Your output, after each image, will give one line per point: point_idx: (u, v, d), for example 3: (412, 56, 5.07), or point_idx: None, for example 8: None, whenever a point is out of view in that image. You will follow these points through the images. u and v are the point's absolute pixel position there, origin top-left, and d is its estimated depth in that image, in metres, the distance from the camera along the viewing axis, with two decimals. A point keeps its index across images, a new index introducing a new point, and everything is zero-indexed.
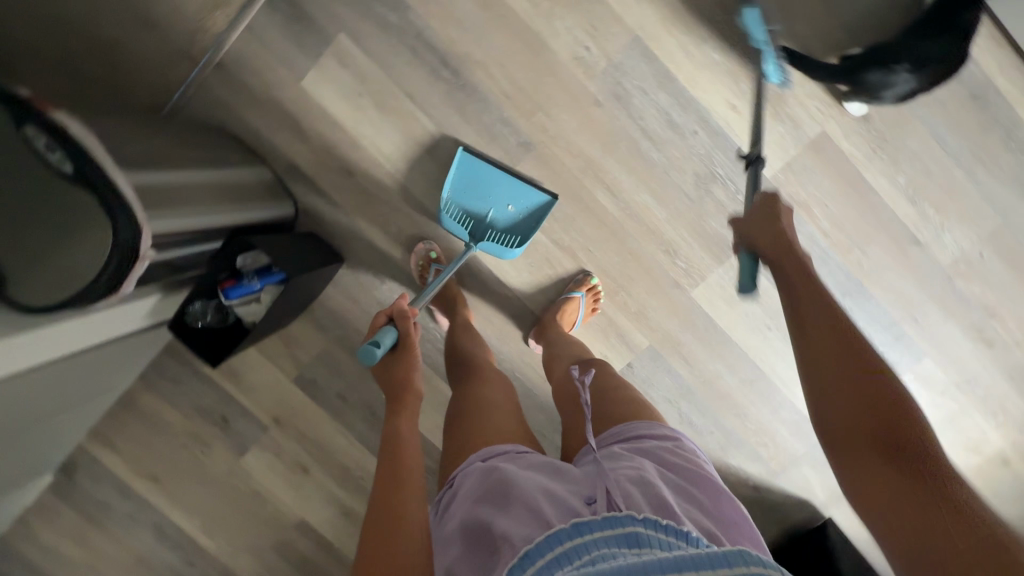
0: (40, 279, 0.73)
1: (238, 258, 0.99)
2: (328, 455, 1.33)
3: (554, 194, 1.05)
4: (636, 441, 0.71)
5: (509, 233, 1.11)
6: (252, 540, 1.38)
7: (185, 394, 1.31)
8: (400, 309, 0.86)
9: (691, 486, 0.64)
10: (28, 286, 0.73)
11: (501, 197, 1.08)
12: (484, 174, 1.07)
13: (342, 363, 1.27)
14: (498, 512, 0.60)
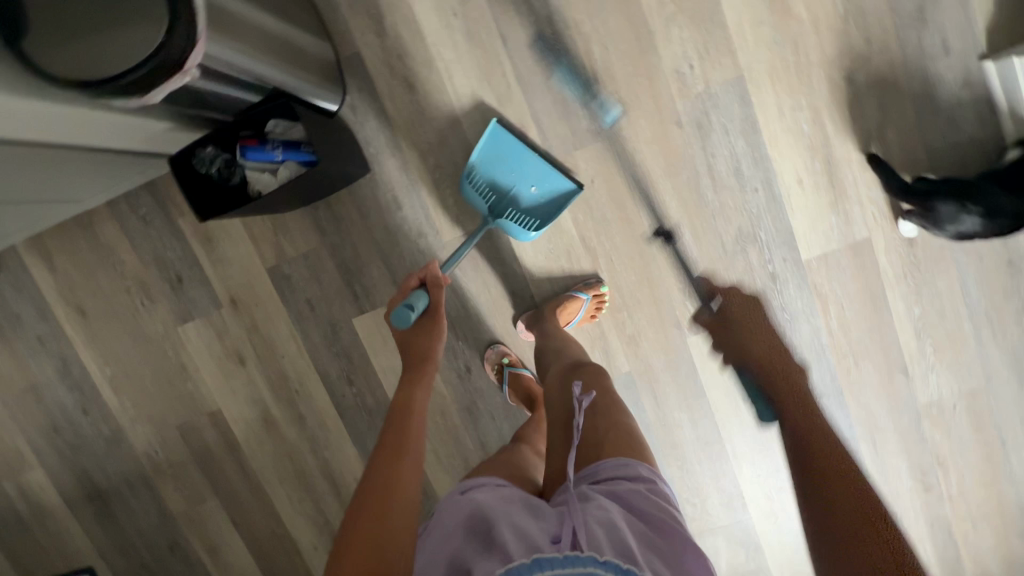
0: (59, 47, 0.63)
1: (270, 121, 0.92)
2: (270, 357, 1.25)
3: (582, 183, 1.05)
4: (605, 481, 0.68)
5: (528, 215, 1.08)
6: (159, 409, 1.30)
7: (149, 239, 1.20)
8: (435, 275, 0.86)
9: (659, 534, 0.61)
10: (40, 47, 0.63)
11: (527, 175, 1.06)
12: (514, 151, 1.06)
13: (323, 271, 1.19)
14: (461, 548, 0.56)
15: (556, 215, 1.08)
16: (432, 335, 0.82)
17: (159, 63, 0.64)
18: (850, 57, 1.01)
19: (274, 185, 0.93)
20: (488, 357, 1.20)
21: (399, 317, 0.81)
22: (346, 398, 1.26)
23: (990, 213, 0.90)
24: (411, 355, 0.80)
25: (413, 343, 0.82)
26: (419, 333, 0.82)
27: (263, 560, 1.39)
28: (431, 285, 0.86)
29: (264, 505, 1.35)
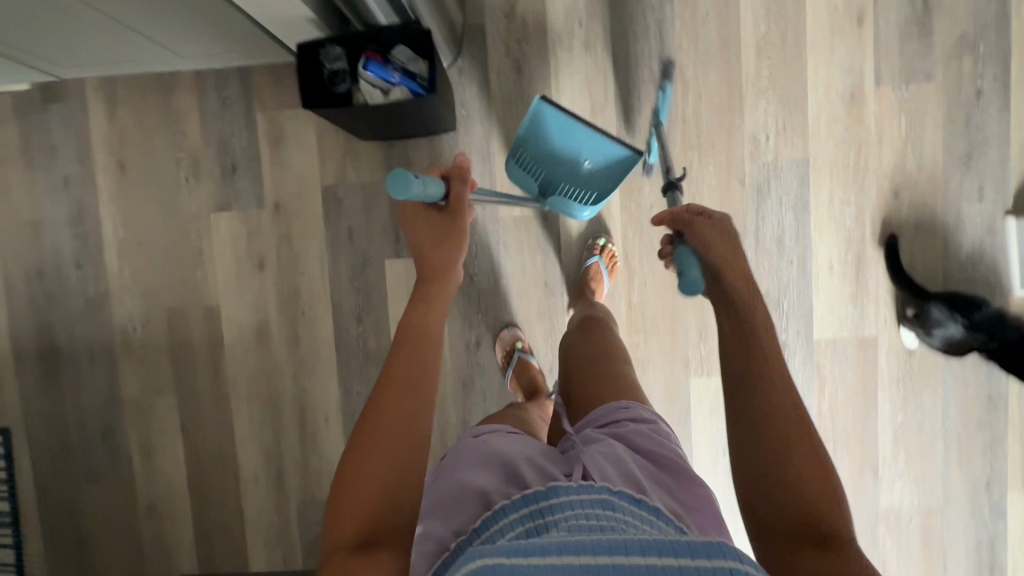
0: None
1: (399, 45, 0.97)
2: (290, 271, 1.24)
3: (638, 155, 1.02)
4: (611, 420, 0.73)
5: (579, 190, 1.09)
6: (157, 287, 1.26)
7: (220, 121, 1.21)
8: (461, 169, 0.74)
9: (664, 470, 0.65)
10: None
11: (581, 150, 1.05)
12: (568, 126, 1.02)
13: (375, 205, 1.21)
14: (484, 478, 0.61)
15: (609, 188, 1.08)
16: (450, 254, 0.75)
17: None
18: (901, 174, 1.13)
19: (381, 102, 0.97)
20: (500, 338, 1.22)
21: (396, 184, 0.64)
22: (349, 335, 1.24)
23: (972, 324, 1.05)
24: (428, 268, 0.75)
25: (430, 256, 0.75)
26: (435, 246, 0.75)
27: (197, 477, 1.31)
28: (454, 179, 0.75)
29: (222, 418, 1.29)
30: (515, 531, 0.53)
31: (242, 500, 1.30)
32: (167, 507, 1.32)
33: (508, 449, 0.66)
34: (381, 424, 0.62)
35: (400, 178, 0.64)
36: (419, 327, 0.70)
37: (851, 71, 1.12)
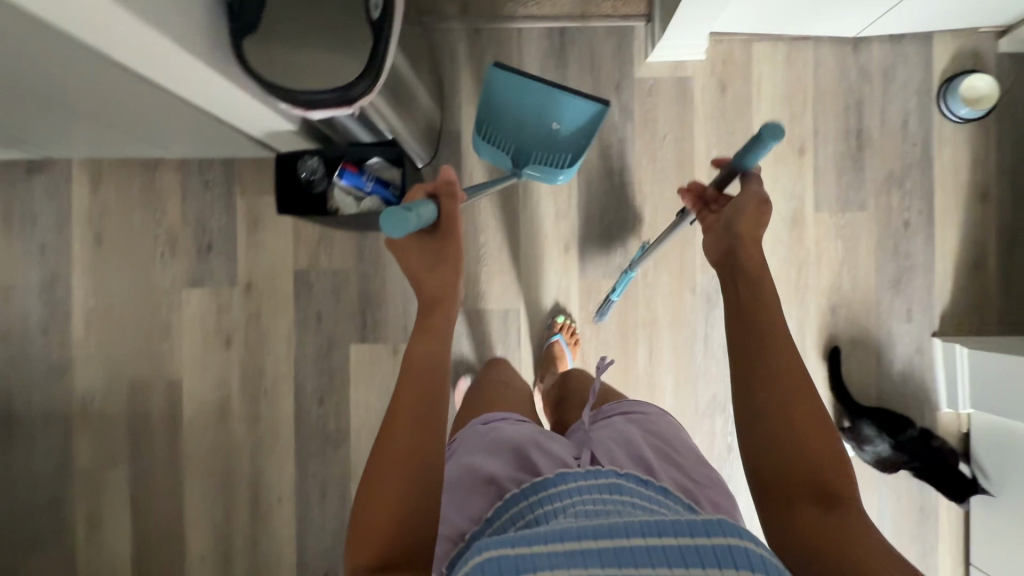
0: (273, 59, 0.74)
1: (373, 157, 1.04)
2: (257, 349, 1.26)
3: (601, 101, 1.05)
4: (627, 414, 0.81)
5: (560, 156, 1.16)
6: (122, 358, 1.27)
7: (202, 203, 1.26)
8: (449, 185, 0.71)
9: (670, 454, 0.74)
10: (254, 53, 0.73)
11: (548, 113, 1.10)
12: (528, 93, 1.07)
13: (345, 292, 1.25)
14: (501, 467, 0.67)
15: (584, 143, 1.12)
16: (447, 277, 0.70)
17: (362, 83, 0.73)
18: (838, 293, 1.22)
19: (355, 210, 1.03)
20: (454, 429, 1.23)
21: (390, 221, 0.63)
22: (309, 416, 1.26)
23: (898, 444, 1.12)
24: (424, 296, 0.70)
25: (426, 284, 0.70)
26: (427, 274, 0.70)
27: (143, 553, 1.28)
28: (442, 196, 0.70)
29: (174, 494, 1.28)
30: (526, 516, 0.58)
31: None
32: None
33: (520, 440, 0.71)
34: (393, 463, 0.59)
35: (391, 217, 0.63)
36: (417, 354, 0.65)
37: (794, 197, 1.22)
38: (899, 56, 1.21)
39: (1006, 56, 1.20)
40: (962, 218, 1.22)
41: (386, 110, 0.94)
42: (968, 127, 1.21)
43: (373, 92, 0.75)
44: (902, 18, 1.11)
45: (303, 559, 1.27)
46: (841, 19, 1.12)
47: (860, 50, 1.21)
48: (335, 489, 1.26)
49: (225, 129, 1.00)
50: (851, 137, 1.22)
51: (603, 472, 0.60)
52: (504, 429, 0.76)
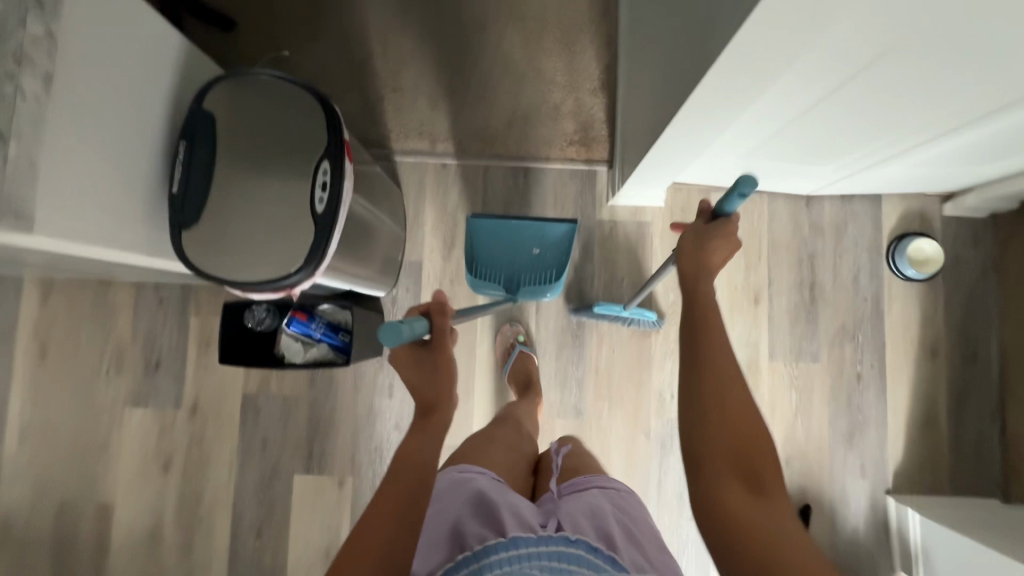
0: (218, 247, 0.76)
1: (325, 304, 1.03)
2: (196, 475, 1.22)
3: (570, 220, 1.15)
4: (604, 484, 0.77)
5: (549, 274, 1.19)
6: (52, 479, 1.21)
7: (154, 320, 1.24)
8: (440, 301, 0.69)
9: (635, 530, 0.70)
10: (199, 242, 0.76)
11: (527, 242, 1.20)
12: (504, 227, 1.19)
13: (293, 419, 1.22)
14: (469, 517, 0.64)
15: (566, 258, 1.18)
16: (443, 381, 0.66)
17: (308, 263, 0.76)
18: (791, 443, 1.22)
19: (302, 357, 1.01)
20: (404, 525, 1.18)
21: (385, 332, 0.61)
22: (244, 548, 1.20)
23: None
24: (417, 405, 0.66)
25: (422, 391, 0.66)
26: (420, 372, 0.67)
27: None
28: (435, 314, 0.69)
29: None
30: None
31: None
32: None
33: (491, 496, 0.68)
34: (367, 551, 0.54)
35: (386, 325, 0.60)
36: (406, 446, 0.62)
37: (748, 345, 1.23)
38: (850, 213, 1.25)
39: (951, 220, 1.25)
40: (914, 374, 1.23)
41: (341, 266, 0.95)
42: (916, 285, 1.24)
43: (316, 273, 0.78)
44: (849, 187, 1.16)
45: None
46: (791, 183, 1.17)
47: (813, 206, 1.25)
48: None
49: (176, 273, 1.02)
50: (805, 288, 1.24)
51: (556, 540, 0.59)
52: (476, 478, 0.72)
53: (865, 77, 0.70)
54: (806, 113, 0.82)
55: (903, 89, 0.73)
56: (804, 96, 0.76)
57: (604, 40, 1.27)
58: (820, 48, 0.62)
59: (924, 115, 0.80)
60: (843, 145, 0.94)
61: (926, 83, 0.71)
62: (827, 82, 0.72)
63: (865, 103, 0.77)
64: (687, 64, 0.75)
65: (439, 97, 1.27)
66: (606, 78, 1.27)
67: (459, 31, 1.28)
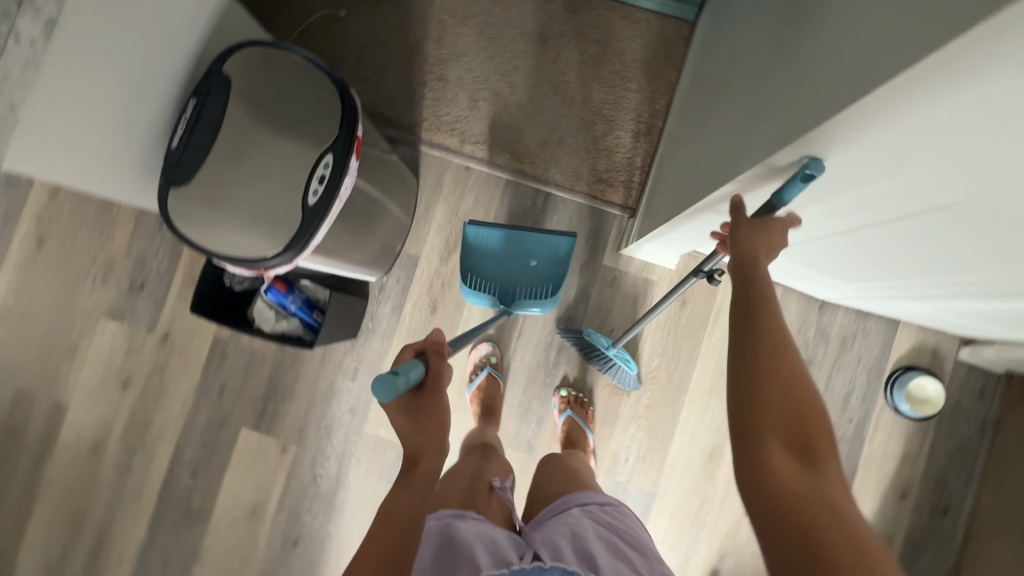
0: (203, 214, 0.76)
1: (306, 280, 1.03)
2: (151, 401, 1.25)
3: (571, 236, 1.08)
4: (586, 504, 0.75)
5: (542, 287, 1.14)
6: (18, 365, 1.25)
7: (148, 243, 1.25)
8: (436, 342, 0.65)
9: (623, 541, 0.68)
10: (185, 205, 0.76)
11: (524, 253, 1.12)
12: (503, 236, 1.10)
13: (255, 375, 1.23)
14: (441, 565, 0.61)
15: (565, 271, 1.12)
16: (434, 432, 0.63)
17: (290, 249, 0.76)
18: (731, 540, 1.19)
19: (271, 326, 1.02)
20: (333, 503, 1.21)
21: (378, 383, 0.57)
22: (179, 483, 1.24)
23: None
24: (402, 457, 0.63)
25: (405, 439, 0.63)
26: (410, 422, 0.63)
27: None
28: (430, 354, 0.65)
29: (20, 515, 1.24)
30: None
31: None
32: None
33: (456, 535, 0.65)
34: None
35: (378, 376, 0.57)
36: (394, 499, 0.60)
37: (717, 432, 1.20)
38: (861, 330, 1.19)
39: (964, 365, 1.18)
40: (876, 509, 1.18)
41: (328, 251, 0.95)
42: (907, 421, 1.19)
43: (294, 260, 0.78)
44: (861, 306, 1.11)
45: None
46: (804, 286, 1.12)
47: (825, 311, 1.20)
48: (177, 565, 1.23)
49: None
50: None
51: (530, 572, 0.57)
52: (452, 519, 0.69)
53: (896, 226, 0.66)
54: (829, 236, 0.78)
55: (931, 249, 0.68)
56: (831, 221, 0.72)
57: (662, 84, 1.22)
58: (857, 190, 0.59)
59: (945, 275, 0.76)
60: (859, 271, 0.89)
61: (954, 253, 0.67)
62: (857, 217, 0.68)
63: (891, 246, 0.73)
64: (727, 151, 0.72)
65: (480, 98, 1.23)
66: (653, 123, 1.21)
67: (517, 37, 1.24)
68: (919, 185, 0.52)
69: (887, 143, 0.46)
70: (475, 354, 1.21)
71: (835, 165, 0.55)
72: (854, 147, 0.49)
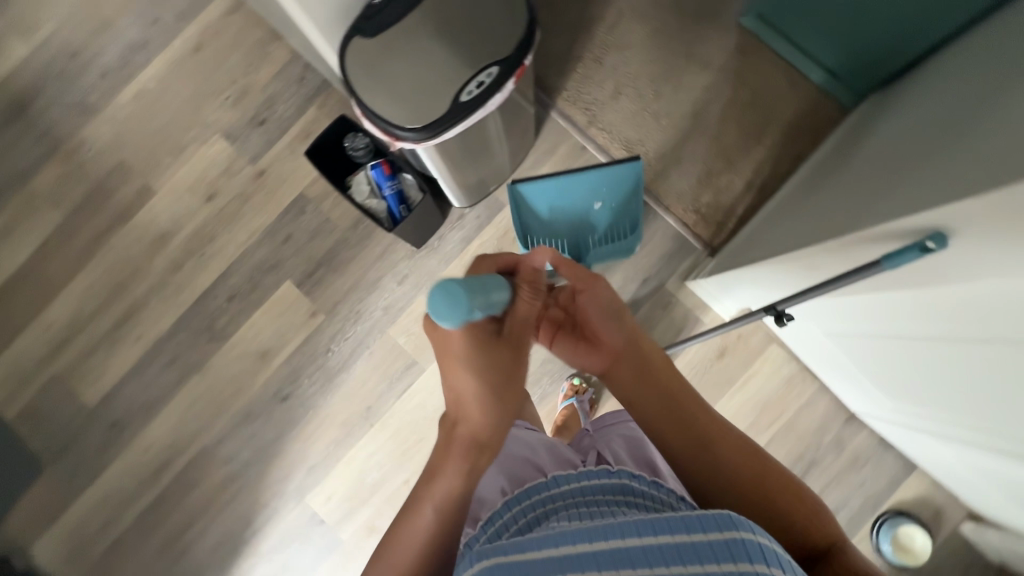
0: (371, 72, 0.82)
1: (409, 176, 1.10)
2: (224, 221, 1.35)
3: (637, 158, 1.07)
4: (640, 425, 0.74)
5: (614, 227, 1.17)
6: (133, 141, 1.37)
7: (285, 89, 1.35)
8: (530, 288, 0.64)
9: None
10: (360, 54, 0.82)
11: (595, 194, 1.13)
12: (574, 183, 1.11)
13: (319, 240, 1.32)
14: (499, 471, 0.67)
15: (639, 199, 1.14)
16: (507, 415, 0.63)
17: (425, 131, 0.83)
18: None
19: (362, 199, 1.10)
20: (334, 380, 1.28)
21: (435, 298, 0.52)
22: (214, 300, 1.33)
23: None
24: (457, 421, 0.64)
25: (463, 405, 0.63)
26: (485, 405, 0.62)
27: (13, 284, 1.37)
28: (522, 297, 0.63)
29: (76, 264, 1.36)
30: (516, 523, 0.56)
31: (23, 330, 1.35)
32: None
33: (521, 455, 0.70)
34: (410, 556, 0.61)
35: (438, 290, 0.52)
36: (453, 483, 0.61)
37: None
38: (876, 457, 1.18)
39: (962, 537, 1.16)
40: None
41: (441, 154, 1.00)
42: (882, 564, 1.16)
43: (423, 143, 0.85)
44: (885, 432, 1.10)
45: (112, 395, 1.33)
46: (841, 389, 1.12)
47: (850, 424, 1.19)
48: (180, 368, 1.33)
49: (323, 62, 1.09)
50: None
51: (598, 471, 0.57)
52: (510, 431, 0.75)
53: (960, 350, 0.67)
54: (892, 337, 0.79)
55: (982, 388, 0.69)
56: (902, 322, 0.74)
57: (793, 152, 1.24)
58: (939, 294, 0.60)
59: (982, 424, 0.76)
60: (902, 388, 0.90)
61: (1002, 401, 0.67)
62: (927, 326, 0.69)
63: (945, 371, 0.74)
64: (840, 218, 0.75)
65: (624, 92, 1.28)
66: (769, 183, 1.24)
67: (682, 53, 1.28)
68: (994, 313, 0.55)
69: (986, 251, 0.49)
70: None
71: (928, 263, 0.57)
72: (969, 241, 0.51)
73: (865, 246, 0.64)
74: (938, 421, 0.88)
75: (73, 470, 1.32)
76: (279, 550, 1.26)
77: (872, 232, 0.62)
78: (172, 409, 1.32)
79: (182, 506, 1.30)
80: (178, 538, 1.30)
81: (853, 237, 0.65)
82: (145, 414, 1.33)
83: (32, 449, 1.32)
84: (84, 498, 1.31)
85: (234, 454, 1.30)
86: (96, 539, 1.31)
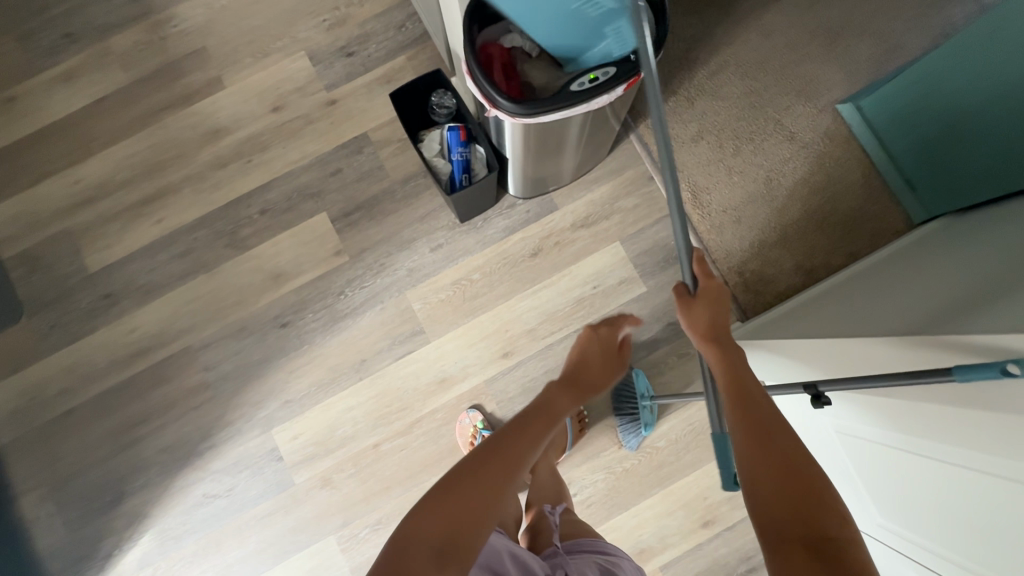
0: None
1: (481, 150, 1.11)
2: (281, 136, 1.33)
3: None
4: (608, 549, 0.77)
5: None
6: (221, 32, 1.37)
7: (383, 31, 1.34)
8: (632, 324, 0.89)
9: None
10: None
11: None
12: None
13: (368, 183, 1.30)
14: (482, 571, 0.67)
15: None
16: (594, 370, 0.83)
17: (523, 108, 0.83)
18: None
19: (430, 155, 1.11)
20: (337, 324, 1.26)
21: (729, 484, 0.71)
22: (246, 207, 1.31)
23: None
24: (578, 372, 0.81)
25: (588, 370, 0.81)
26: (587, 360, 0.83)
27: (55, 128, 1.34)
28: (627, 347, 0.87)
29: (123, 129, 1.34)
30: None
31: (50, 175, 1.33)
32: (18, 111, 1.35)
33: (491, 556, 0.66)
34: (503, 482, 0.57)
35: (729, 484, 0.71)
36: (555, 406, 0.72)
37: (657, 540, 1.18)
38: None
39: None
40: None
41: (523, 138, 0.99)
42: None
43: (518, 119, 0.85)
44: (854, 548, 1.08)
45: (113, 267, 1.30)
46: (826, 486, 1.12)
47: None
48: (190, 262, 1.29)
49: (440, 17, 1.10)
50: (742, 563, 1.17)
51: None
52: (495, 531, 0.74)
53: (968, 484, 0.67)
54: (905, 453, 0.78)
55: (968, 532, 0.68)
56: (919, 436, 0.74)
57: (848, 249, 1.24)
58: (980, 419, 0.63)
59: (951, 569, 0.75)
60: (887, 504, 0.89)
61: (985, 553, 0.66)
62: (943, 446, 0.70)
63: (938, 502, 0.74)
64: (916, 320, 0.77)
65: (707, 138, 1.29)
66: (817, 270, 1.23)
67: (773, 121, 1.29)
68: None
69: None
70: (537, 316, 1.24)
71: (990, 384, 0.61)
72: None
73: (938, 347, 0.68)
74: (913, 553, 0.86)
75: (49, 327, 1.27)
76: (228, 473, 1.21)
77: (948, 338, 0.66)
78: (168, 300, 1.28)
79: (146, 397, 1.25)
80: (129, 430, 1.24)
81: (936, 342, 0.68)
82: (140, 296, 1.29)
83: (19, 293, 1.29)
84: (51, 359, 1.26)
85: (215, 363, 1.26)
86: (47, 405, 1.24)
